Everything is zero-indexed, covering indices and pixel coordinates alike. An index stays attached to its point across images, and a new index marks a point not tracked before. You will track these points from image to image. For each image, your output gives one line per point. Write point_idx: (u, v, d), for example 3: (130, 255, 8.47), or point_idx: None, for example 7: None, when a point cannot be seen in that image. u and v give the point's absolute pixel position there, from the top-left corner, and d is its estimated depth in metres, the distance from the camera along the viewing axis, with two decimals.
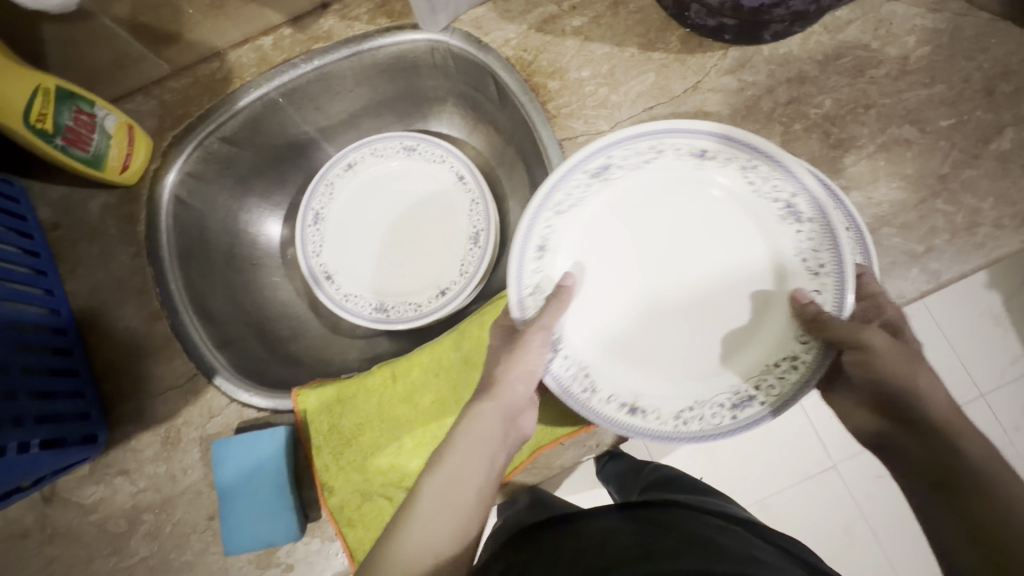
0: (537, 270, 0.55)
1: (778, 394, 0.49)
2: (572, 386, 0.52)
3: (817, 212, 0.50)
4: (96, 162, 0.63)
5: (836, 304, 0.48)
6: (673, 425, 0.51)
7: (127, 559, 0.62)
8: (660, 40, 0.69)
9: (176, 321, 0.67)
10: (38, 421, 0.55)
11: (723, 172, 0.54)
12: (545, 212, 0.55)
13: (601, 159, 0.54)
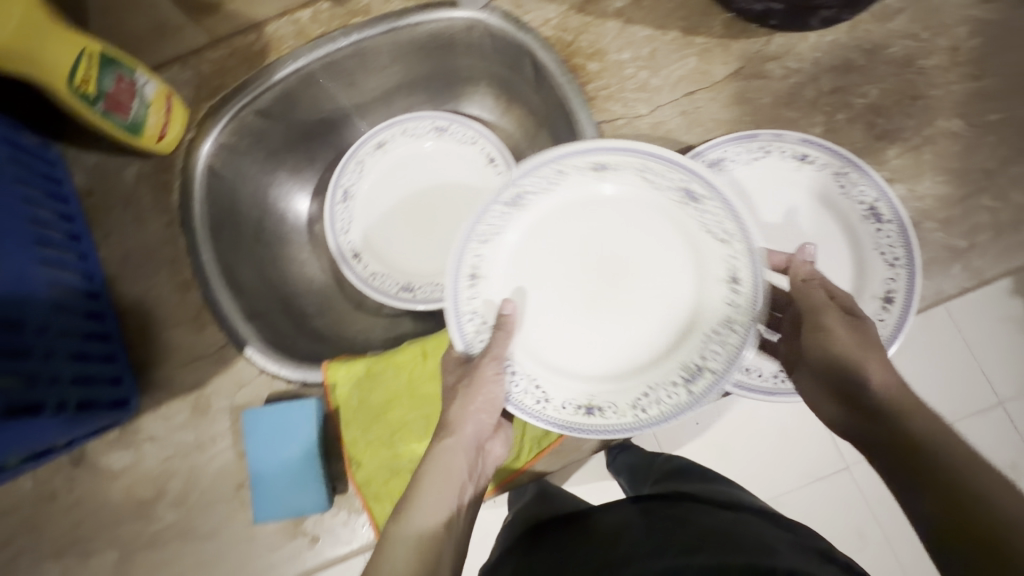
0: (471, 299, 0.59)
1: (722, 362, 0.55)
2: (526, 399, 0.57)
3: (710, 189, 0.53)
4: (135, 130, 0.63)
5: (751, 277, 0.54)
6: (632, 416, 0.56)
7: (153, 524, 0.62)
8: (703, 23, 0.68)
9: (207, 291, 0.67)
10: (76, 383, 0.55)
11: (625, 175, 0.59)
12: (471, 244, 0.58)
13: (514, 188, 0.58)
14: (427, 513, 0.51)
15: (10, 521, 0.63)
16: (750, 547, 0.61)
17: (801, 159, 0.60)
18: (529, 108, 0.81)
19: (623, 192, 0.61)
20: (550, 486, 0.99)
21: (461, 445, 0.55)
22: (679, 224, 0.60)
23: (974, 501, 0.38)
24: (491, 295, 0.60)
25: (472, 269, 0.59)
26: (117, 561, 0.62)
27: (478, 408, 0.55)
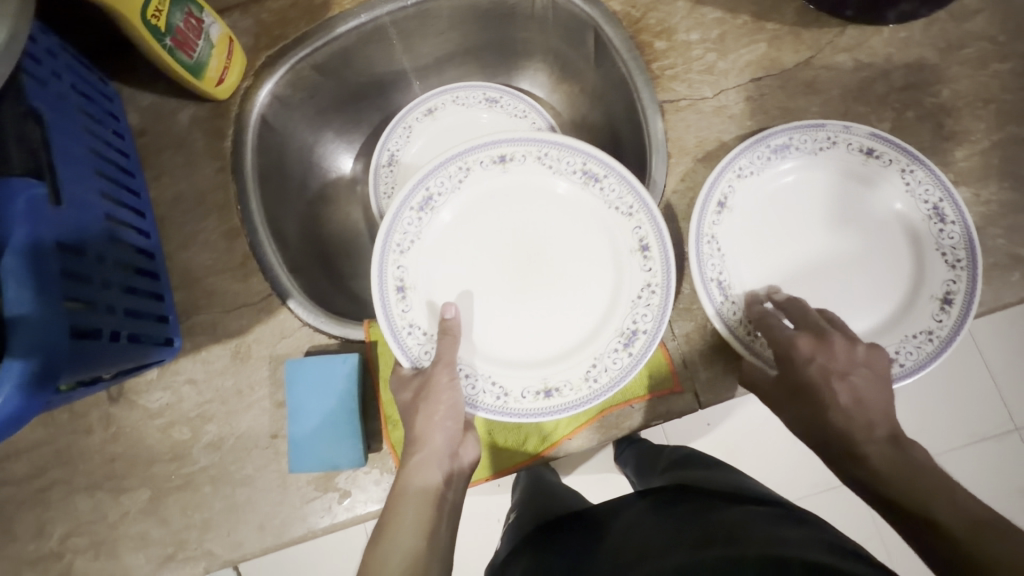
0: (405, 311, 0.62)
1: (651, 322, 0.60)
2: (485, 399, 0.60)
3: (606, 168, 0.63)
4: (198, 70, 0.63)
5: (660, 244, 0.61)
6: (587, 386, 0.60)
7: (188, 466, 0.63)
8: (776, 10, 0.66)
9: (253, 241, 0.67)
10: (128, 315, 0.55)
11: (526, 165, 0.65)
12: (391, 255, 0.63)
13: (421, 192, 0.64)
14: (403, 520, 0.53)
15: (44, 452, 0.63)
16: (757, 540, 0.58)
17: (868, 153, 0.59)
18: (584, 86, 0.80)
19: (531, 181, 0.66)
20: (543, 479, 1.01)
21: (432, 453, 0.57)
22: (589, 208, 0.65)
23: (936, 502, 0.44)
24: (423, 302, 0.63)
25: (399, 281, 0.62)
26: (149, 500, 0.62)
27: (447, 415, 0.57)
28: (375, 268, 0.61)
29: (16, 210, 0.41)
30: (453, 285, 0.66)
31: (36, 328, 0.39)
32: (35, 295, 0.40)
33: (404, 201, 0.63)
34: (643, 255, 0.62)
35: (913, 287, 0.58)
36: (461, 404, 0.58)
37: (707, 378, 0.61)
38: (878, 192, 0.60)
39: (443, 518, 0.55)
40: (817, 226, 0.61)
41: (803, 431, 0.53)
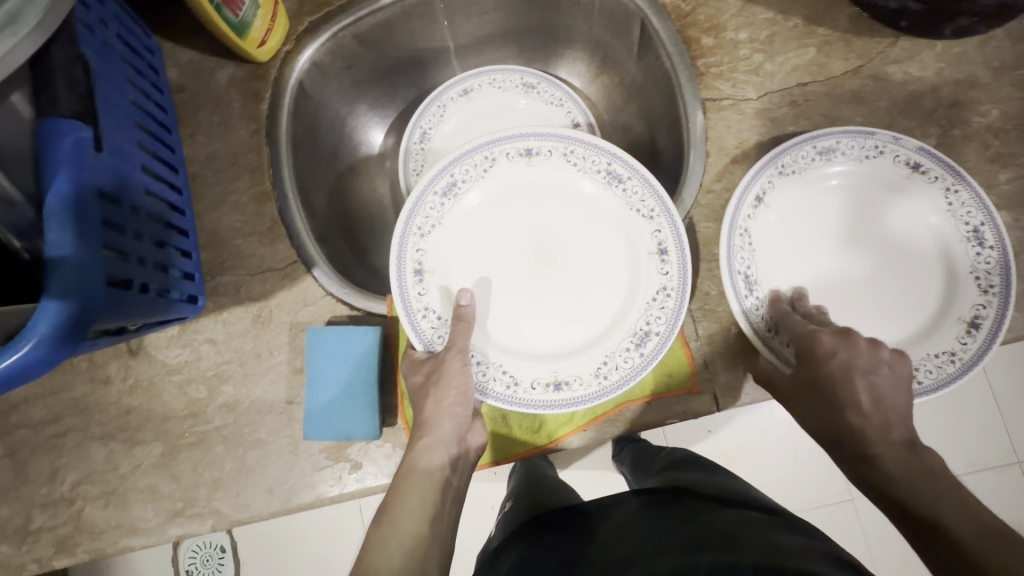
0: (421, 295, 0.62)
1: (664, 325, 0.59)
2: (495, 386, 0.60)
3: (631, 169, 0.62)
4: (242, 30, 0.63)
5: (679, 248, 0.60)
6: (596, 382, 0.60)
7: (202, 424, 0.63)
8: (828, 15, 0.65)
9: (284, 208, 0.67)
10: (157, 269, 0.55)
11: (552, 161, 0.65)
12: (411, 238, 0.62)
13: (445, 178, 0.63)
14: (408, 502, 0.53)
15: (62, 398, 0.64)
16: (751, 546, 0.57)
17: (913, 167, 0.59)
18: (623, 78, 0.79)
19: (554, 177, 0.65)
20: (540, 471, 1.01)
21: (439, 440, 0.56)
22: (610, 209, 0.64)
23: (947, 509, 0.42)
24: (439, 287, 0.63)
25: (417, 265, 0.62)
26: (162, 455, 0.63)
27: (455, 402, 0.57)
28: (394, 250, 0.61)
29: (62, 151, 0.41)
30: (471, 272, 0.65)
31: (75, 270, 0.39)
32: (76, 238, 0.39)
33: (428, 184, 0.63)
34: (661, 259, 0.61)
35: (942, 305, 0.58)
36: (470, 391, 0.58)
37: (727, 381, 0.61)
38: (908, 205, 0.60)
39: (445, 504, 0.54)
40: (846, 240, 0.61)
41: (816, 424, 0.51)
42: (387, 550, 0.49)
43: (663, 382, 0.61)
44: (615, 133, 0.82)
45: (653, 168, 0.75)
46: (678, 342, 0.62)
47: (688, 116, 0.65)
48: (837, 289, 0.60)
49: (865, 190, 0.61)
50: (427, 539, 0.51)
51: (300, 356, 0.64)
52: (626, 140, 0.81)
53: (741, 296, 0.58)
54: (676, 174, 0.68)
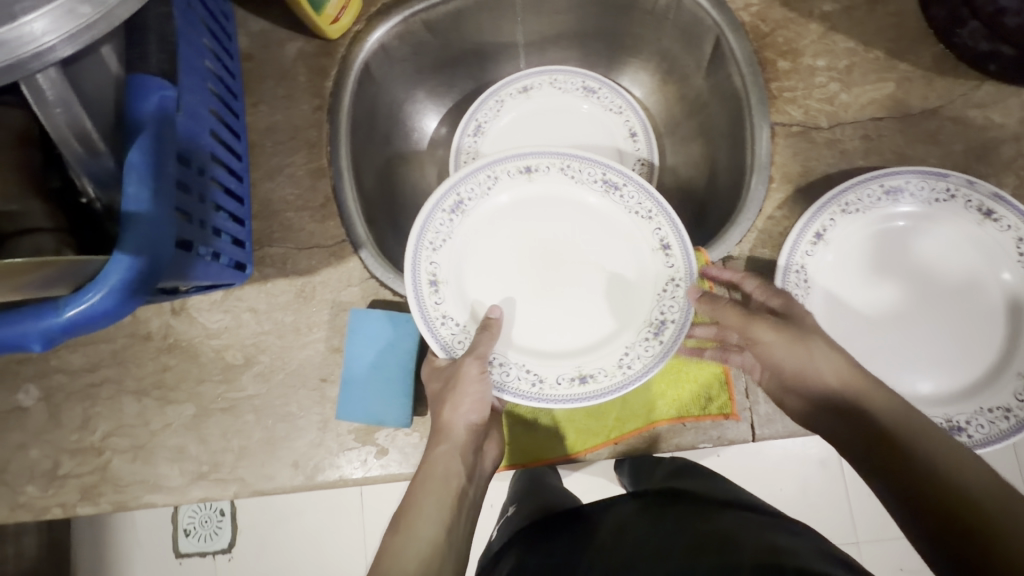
0: (439, 304, 0.61)
1: (679, 311, 0.60)
2: (522, 385, 0.59)
3: (626, 176, 0.63)
4: (319, 5, 0.63)
5: (681, 242, 0.61)
6: (620, 373, 0.59)
7: (235, 391, 0.63)
8: (911, 51, 0.64)
9: (337, 185, 0.66)
10: (214, 233, 0.56)
11: (549, 175, 0.65)
12: (424, 252, 0.61)
13: (452, 196, 0.62)
14: (424, 505, 0.53)
15: (101, 349, 0.65)
16: (752, 547, 0.56)
17: (985, 214, 0.57)
18: (687, 93, 0.77)
19: (552, 191, 0.65)
20: (546, 477, 1.00)
21: (456, 449, 0.55)
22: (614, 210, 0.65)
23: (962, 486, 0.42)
24: (455, 296, 0.62)
25: (432, 277, 0.61)
26: (192, 417, 0.63)
27: (469, 410, 0.56)
28: (408, 262, 0.59)
29: (148, 107, 0.41)
30: (489, 283, 0.65)
31: (146, 226, 0.39)
32: (152, 196, 0.39)
33: (435, 202, 0.62)
34: (665, 254, 0.62)
35: (997, 363, 0.56)
36: (486, 400, 0.56)
37: (767, 412, 0.59)
38: (956, 244, 0.58)
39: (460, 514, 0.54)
40: (888, 283, 0.59)
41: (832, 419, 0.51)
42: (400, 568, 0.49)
43: (700, 406, 0.60)
44: (669, 148, 0.81)
45: (707, 187, 0.74)
46: (719, 367, 0.60)
47: (755, 138, 0.63)
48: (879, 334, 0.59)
49: (907, 235, 0.59)
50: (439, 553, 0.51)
51: (339, 336, 0.64)
52: (682, 155, 0.79)
53: None
54: (733, 196, 0.67)
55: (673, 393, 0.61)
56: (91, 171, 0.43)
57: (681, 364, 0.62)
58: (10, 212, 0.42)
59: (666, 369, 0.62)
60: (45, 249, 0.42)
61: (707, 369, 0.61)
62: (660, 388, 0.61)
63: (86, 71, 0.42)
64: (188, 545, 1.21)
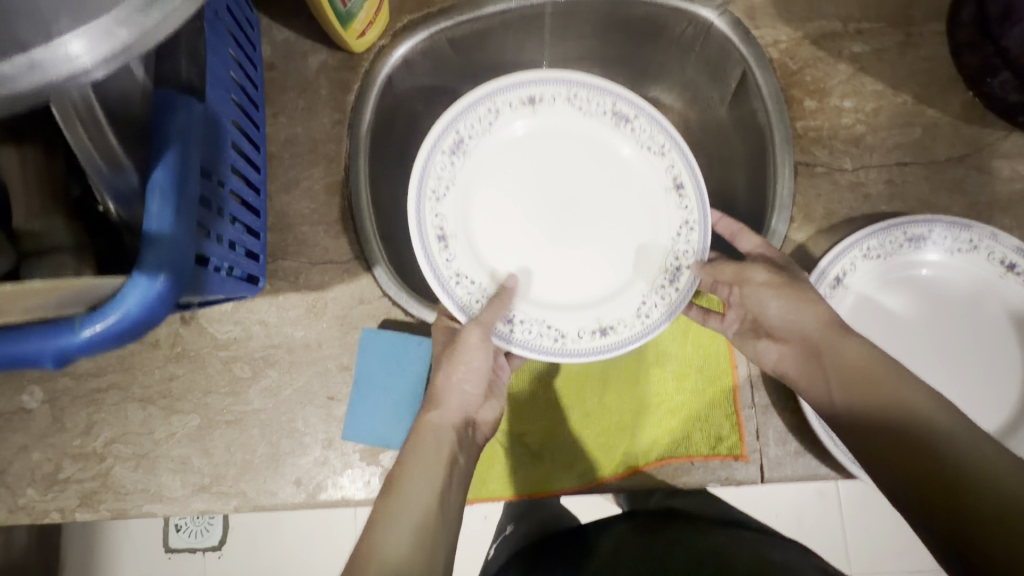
0: (449, 261, 0.61)
1: (694, 254, 0.63)
2: (543, 341, 0.60)
3: (636, 109, 0.66)
4: (347, 20, 0.62)
5: (694, 178, 0.64)
6: (638, 322, 0.62)
7: (242, 404, 0.63)
8: (940, 98, 0.63)
9: (353, 200, 0.65)
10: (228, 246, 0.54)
11: (555, 107, 0.67)
12: (428, 203, 0.61)
13: (452, 135, 0.62)
14: (415, 471, 0.50)
15: (108, 353, 0.64)
16: None
17: (1007, 267, 0.57)
18: (708, 123, 0.77)
19: (557, 124, 0.68)
20: None
21: (447, 417, 0.54)
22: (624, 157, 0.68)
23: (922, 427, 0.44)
24: (463, 251, 0.63)
25: (440, 231, 0.61)
26: (197, 428, 0.63)
27: (466, 376, 0.56)
28: (415, 219, 0.59)
29: (174, 123, 0.40)
30: (495, 233, 0.67)
31: (168, 247, 0.38)
32: (175, 216, 0.39)
33: (435, 144, 0.61)
34: (680, 193, 0.65)
35: (1011, 420, 0.56)
36: (480, 368, 0.56)
37: (776, 455, 0.59)
38: (976, 294, 0.58)
39: (453, 484, 0.51)
40: (906, 328, 0.59)
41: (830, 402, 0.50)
42: (386, 547, 0.45)
43: (710, 445, 0.59)
44: None
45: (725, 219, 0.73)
46: (732, 408, 0.60)
47: (778, 176, 0.63)
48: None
49: (927, 281, 0.59)
50: (432, 527, 0.48)
51: (349, 354, 0.63)
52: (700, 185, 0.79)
53: None
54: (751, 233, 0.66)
55: (684, 432, 0.60)
56: (115, 187, 0.44)
57: (693, 402, 0.61)
58: (35, 231, 0.45)
59: (676, 406, 0.61)
60: (65, 270, 0.44)
61: (718, 408, 0.60)
62: (670, 425, 0.61)
63: (114, 83, 0.41)
64: (177, 541, 1.20)
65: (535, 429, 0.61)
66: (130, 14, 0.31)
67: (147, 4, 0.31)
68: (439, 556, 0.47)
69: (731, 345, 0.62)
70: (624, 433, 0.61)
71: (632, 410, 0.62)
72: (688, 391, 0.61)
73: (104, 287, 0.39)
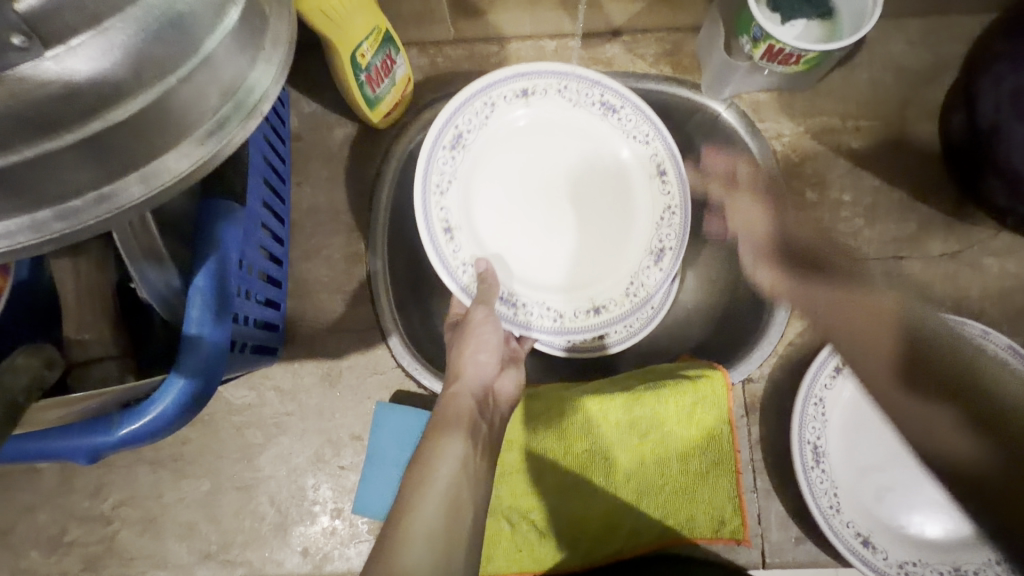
0: (456, 252, 0.68)
1: (676, 238, 0.71)
2: (546, 321, 0.71)
3: (623, 100, 0.69)
4: (374, 102, 0.65)
5: (676, 169, 0.71)
6: (626, 299, 0.72)
7: (253, 470, 0.64)
8: (933, 196, 0.67)
9: (371, 276, 0.66)
10: (248, 322, 0.55)
11: (546, 98, 0.71)
12: (432, 197, 0.66)
13: (451, 130, 0.66)
14: (440, 438, 0.52)
15: None
16: None
17: None
18: None
19: (549, 114, 0.72)
20: None
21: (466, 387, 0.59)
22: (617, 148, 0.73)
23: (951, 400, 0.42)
24: (467, 240, 0.69)
25: (445, 224, 0.67)
26: (206, 493, 0.63)
27: (477, 348, 0.62)
28: (422, 214, 0.65)
29: (218, 233, 0.44)
30: (496, 222, 0.72)
31: (207, 348, 0.41)
32: (214, 319, 0.42)
33: (436, 141, 0.66)
34: (663, 180, 0.72)
35: None
36: (494, 340, 0.64)
37: (777, 539, 0.60)
38: None
39: (478, 454, 0.53)
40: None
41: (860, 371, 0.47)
42: (424, 514, 0.43)
43: (713, 527, 0.61)
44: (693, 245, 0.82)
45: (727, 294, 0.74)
46: (734, 491, 0.61)
47: None
48: (891, 464, 0.60)
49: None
50: (459, 495, 0.47)
51: (362, 423, 0.64)
52: None
53: (809, 469, 0.58)
54: (754, 316, 0.68)
55: (687, 514, 0.62)
56: (155, 288, 0.47)
57: (696, 485, 0.62)
58: (84, 341, 0.47)
59: (680, 487, 0.62)
60: (110, 377, 0.47)
61: (721, 491, 0.61)
62: (673, 506, 0.62)
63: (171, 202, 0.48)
64: None
65: (547, 506, 0.62)
66: (190, 147, 0.35)
67: (205, 137, 0.35)
68: (467, 517, 0.46)
69: (734, 428, 0.63)
70: (629, 515, 0.62)
71: (636, 492, 0.62)
72: (692, 473, 0.63)
73: (145, 386, 0.41)
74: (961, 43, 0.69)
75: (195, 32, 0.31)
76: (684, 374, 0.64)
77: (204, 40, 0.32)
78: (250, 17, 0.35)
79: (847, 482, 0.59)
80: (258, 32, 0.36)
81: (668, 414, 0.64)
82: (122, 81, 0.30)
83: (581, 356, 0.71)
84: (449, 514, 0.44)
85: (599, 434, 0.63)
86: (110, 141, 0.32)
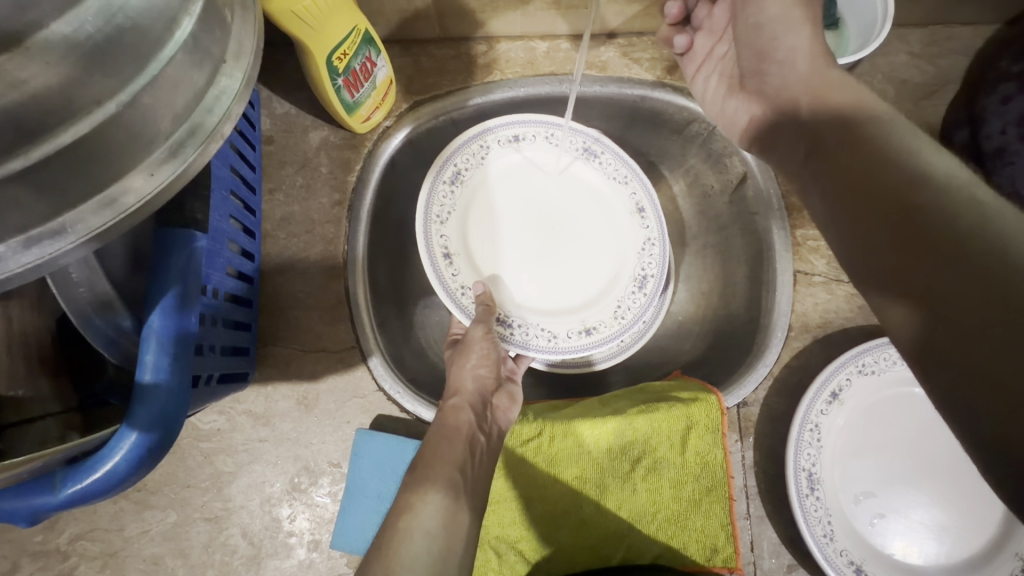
0: (455, 275, 0.67)
1: (658, 268, 0.70)
2: (539, 339, 0.67)
3: (603, 148, 0.72)
4: (352, 107, 0.61)
5: (654, 206, 0.72)
6: (615, 322, 0.69)
7: (224, 501, 0.60)
8: None
9: (351, 289, 0.62)
10: (206, 351, 0.50)
11: (535, 144, 0.71)
12: (434, 225, 0.67)
13: (450, 168, 0.68)
14: (439, 438, 0.54)
15: None
16: None
17: None
18: (706, 211, 0.76)
19: (537, 159, 0.72)
20: None
21: (466, 399, 0.58)
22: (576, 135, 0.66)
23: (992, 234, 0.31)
24: (466, 266, 0.68)
25: (445, 250, 0.67)
26: (173, 525, 0.59)
27: (477, 363, 0.61)
28: (422, 238, 0.65)
29: (178, 264, 0.41)
30: (494, 253, 0.71)
31: (165, 398, 0.38)
32: (171, 363, 0.39)
33: (436, 175, 0.67)
34: (641, 217, 0.72)
35: (994, 541, 0.57)
36: (494, 355, 0.63)
37: (770, 567, 0.59)
38: None
39: (474, 462, 0.54)
40: (896, 441, 0.60)
41: (856, 219, 0.37)
42: (421, 515, 0.47)
43: (705, 557, 0.59)
44: (688, 256, 0.78)
45: (722, 312, 0.71)
46: (727, 519, 0.60)
47: (779, 284, 0.64)
48: (882, 490, 0.59)
49: (918, 399, 0.61)
50: (459, 501, 0.51)
51: (340, 451, 0.61)
52: None
53: (802, 495, 0.57)
54: (749, 337, 0.66)
55: (678, 543, 0.60)
56: (103, 333, 0.49)
57: (689, 512, 0.61)
58: (21, 399, 0.48)
59: (672, 515, 0.61)
60: (49, 438, 0.47)
61: (713, 519, 0.60)
62: (665, 535, 0.60)
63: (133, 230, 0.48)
64: None
65: (534, 534, 0.60)
66: (141, 177, 0.31)
67: (158, 165, 0.31)
68: (463, 522, 0.50)
69: (728, 453, 0.61)
70: (620, 543, 0.60)
71: (626, 520, 0.61)
72: (685, 501, 0.61)
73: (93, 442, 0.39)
74: (963, 57, 0.67)
75: (136, 49, 0.27)
76: (676, 397, 0.63)
77: (150, 57, 0.28)
78: (206, 28, 0.30)
79: (840, 510, 0.58)
80: (216, 42, 0.32)
81: (660, 438, 0.62)
82: (48, 111, 0.25)
83: (569, 370, 0.71)
84: (447, 520, 0.48)
85: (589, 459, 0.61)
86: (38, 177, 0.27)
